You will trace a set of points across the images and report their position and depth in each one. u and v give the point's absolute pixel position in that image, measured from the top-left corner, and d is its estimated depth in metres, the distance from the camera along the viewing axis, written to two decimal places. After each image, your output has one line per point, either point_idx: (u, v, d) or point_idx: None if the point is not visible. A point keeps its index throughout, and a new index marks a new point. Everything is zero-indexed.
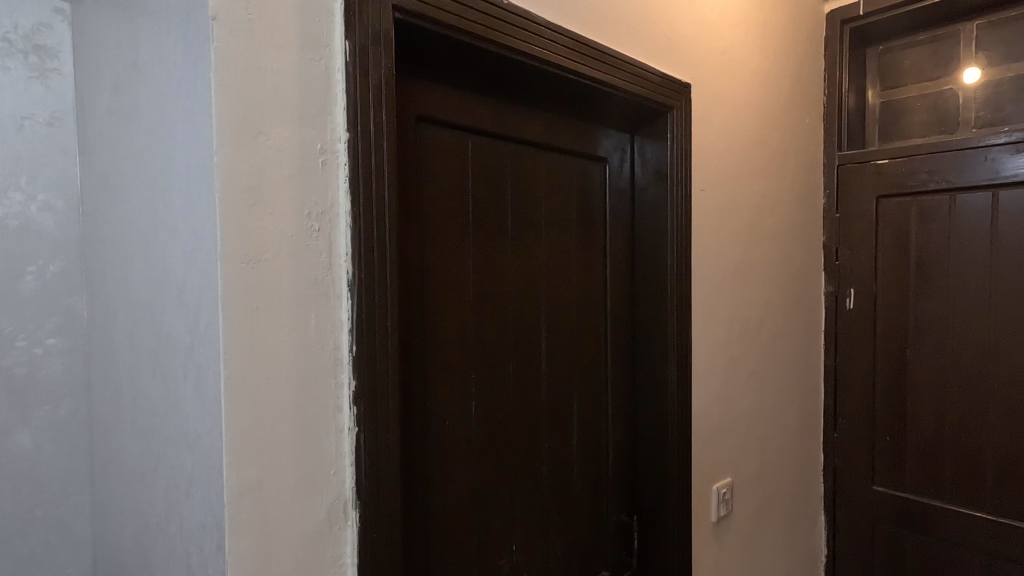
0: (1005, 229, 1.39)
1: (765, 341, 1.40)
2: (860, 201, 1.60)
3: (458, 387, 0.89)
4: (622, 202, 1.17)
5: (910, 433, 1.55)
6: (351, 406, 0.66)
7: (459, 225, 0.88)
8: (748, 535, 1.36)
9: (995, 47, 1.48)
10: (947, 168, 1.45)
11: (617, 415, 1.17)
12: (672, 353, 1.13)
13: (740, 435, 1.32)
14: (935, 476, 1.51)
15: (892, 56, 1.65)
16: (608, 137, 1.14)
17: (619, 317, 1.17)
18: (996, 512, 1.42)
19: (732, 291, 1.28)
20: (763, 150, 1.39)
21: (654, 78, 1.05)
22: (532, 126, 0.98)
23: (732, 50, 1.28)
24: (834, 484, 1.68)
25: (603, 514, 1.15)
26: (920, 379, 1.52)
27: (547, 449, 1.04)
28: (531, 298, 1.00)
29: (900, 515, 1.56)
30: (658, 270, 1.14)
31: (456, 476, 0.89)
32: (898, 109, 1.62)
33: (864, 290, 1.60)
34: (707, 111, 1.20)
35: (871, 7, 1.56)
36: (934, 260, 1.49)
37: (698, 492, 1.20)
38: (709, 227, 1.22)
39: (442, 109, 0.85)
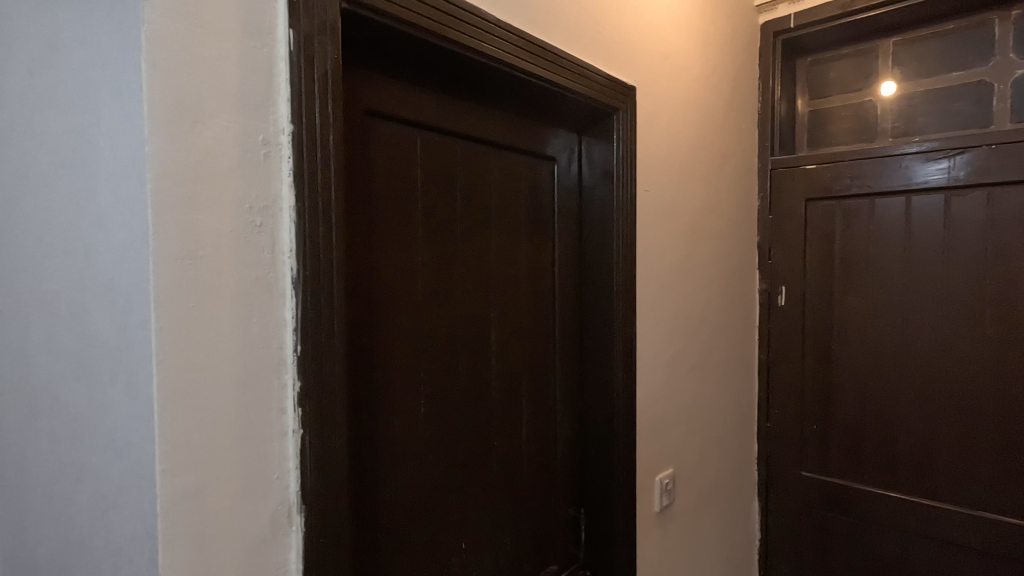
0: (919, 231, 1.51)
1: (705, 336, 1.46)
2: (791, 203, 1.69)
3: (406, 386, 0.88)
4: (570, 201, 1.19)
5: (835, 421, 1.65)
6: (296, 407, 0.64)
7: (408, 223, 0.87)
8: (689, 523, 1.42)
9: (908, 64, 1.61)
10: (867, 173, 1.56)
11: (565, 411, 1.19)
12: (618, 348, 1.16)
13: (683, 426, 1.37)
14: (857, 461, 1.62)
15: (819, 68, 1.75)
16: (556, 136, 1.15)
17: (567, 314, 1.19)
18: (909, 492, 1.55)
19: (675, 289, 1.33)
20: (704, 153, 1.45)
21: (601, 80, 1.08)
22: (481, 123, 0.98)
23: (674, 56, 1.33)
24: (767, 472, 1.76)
25: (552, 509, 1.17)
26: (845, 370, 1.63)
27: (496, 447, 1.04)
28: (481, 293, 1.00)
29: (826, 498, 1.67)
30: (605, 269, 1.17)
31: (404, 476, 0.88)
32: (823, 118, 1.73)
33: (794, 288, 1.69)
34: (651, 114, 1.24)
35: (801, 20, 1.65)
36: (856, 260, 1.60)
37: (643, 483, 1.24)
38: (654, 226, 1.26)
39: (390, 103, 0.83)
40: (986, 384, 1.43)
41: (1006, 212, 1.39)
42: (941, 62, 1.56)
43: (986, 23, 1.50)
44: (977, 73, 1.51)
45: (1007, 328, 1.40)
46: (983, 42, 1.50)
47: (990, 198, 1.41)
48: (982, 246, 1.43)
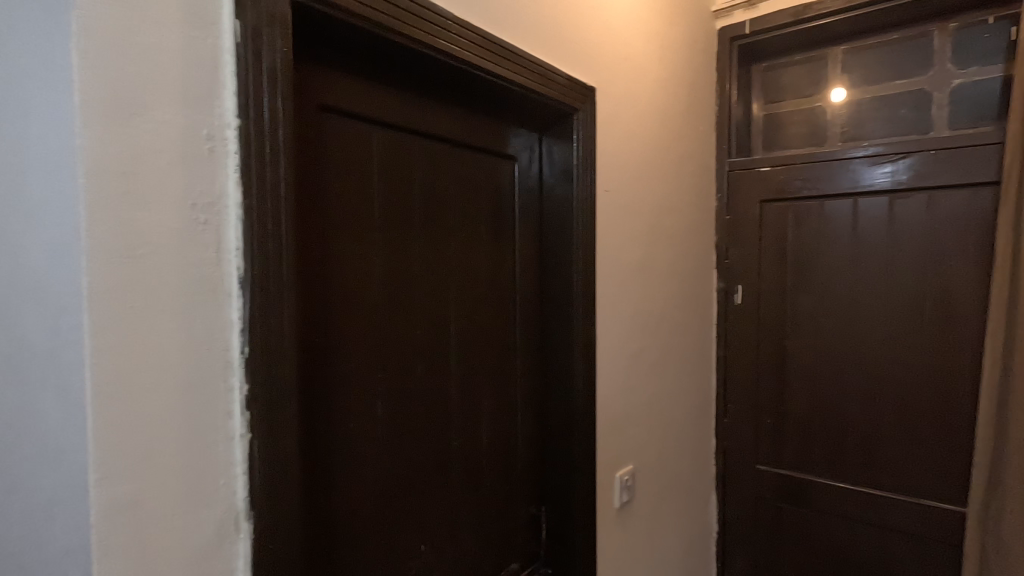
0: (865, 232, 1.58)
1: (664, 334, 1.49)
2: (746, 204, 1.74)
3: (362, 388, 0.87)
4: (530, 200, 1.19)
5: (788, 416, 1.71)
6: (243, 411, 0.62)
7: (364, 221, 0.86)
8: (649, 519, 1.44)
9: (856, 71, 1.67)
10: (818, 176, 1.62)
11: (525, 410, 1.19)
12: (578, 347, 1.17)
13: (642, 423, 1.40)
14: (808, 454, 1.68)
15: (773, 73, 1.81)
16: (516, 135, 1.15)
17: (528, 313, 1.19)
18: (857, 482, 1.61)
19: (634, 289, 1.35)
20: (662, 155, 1.47)
21: (560, 81, 1.08)
22: (440, 121, 0.97)
23: (634, 57, 1.34)
24: (724, 466, 1.81)
25: (512, 509, 1.17)
26: (797, 366, 1.69)
27: (456, 448, 1.04)
28: (440, 293, 0.99)
29: (780, 490, 1.72)
30: (565, 268, 1.18)
31: (361, 478, 0.87)
32: (777, 122, 1.79)
33: (749, 286, 1.74)
34: (611, 115, 1.26)
35: (756, 27, 1.69)
36: (807, 260, 1.66)
37: (602, 481, 1.25)
38: (614, 226, 1.27)
39: (345, 99, 0.81)
40: (926, 378, 1.50)
41: (944, 214, 1.47)
42: (885, 70, 1.63)
43: (926, 35, 1.58)
44: (918, 81, 1.58)
45: (945, 325, 1.48)
46: (924, 53, 1.58)
47: (929, 201, 1.48)
48: (923, 247, 1.50)
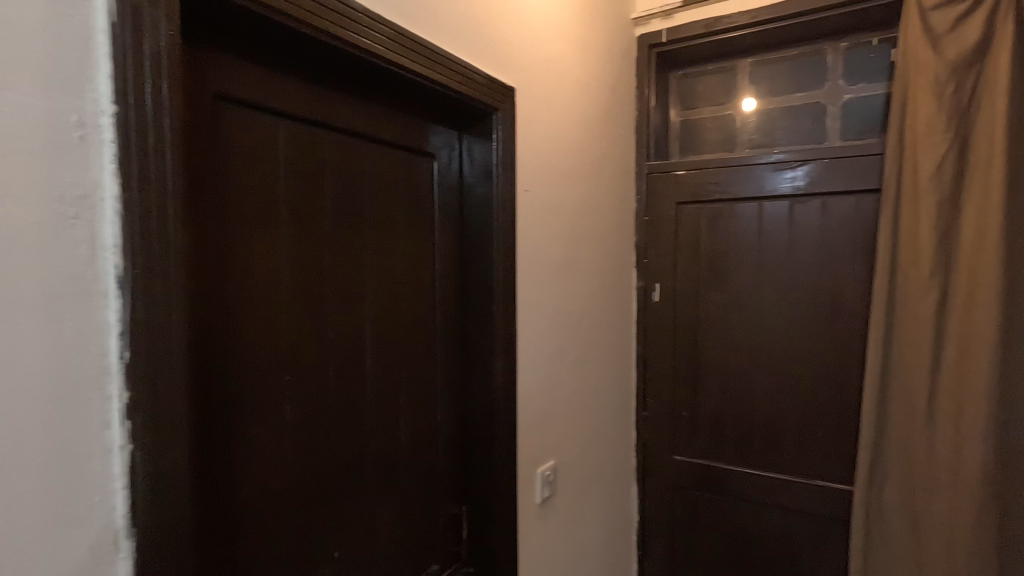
0: (769, 234, 1.68)
1: (585, 331, 1.52)
2: (664, 206, 1.81)
3: (267, 392, 0.83)
4: (451, 198, 1.18)
5: (702, 407, 1.80)
6: (124, 421, 0.57)
7: (268, 218, 0.82)
8: (570, 512, 1.47)
9: (762, 83, 1.79)
10: (728, 181, 1.71)
11: (446, 410, 1.18)
12: (499, 345, 1.17)
13: (564, 418, 1.43)
14: (719, 443, 1.78)
15: (688, 81, 1.90)
16: (436, 132, 1.14)
17: (448, 312, 1.19)
18: (762, 468, 1.72)
19: (555, 288, 1.37)
20: (583, 156, 1.51)
21: (479, 80, 1.08)
22: (354, 115, 0.95)
23: (555, 59, 1.37)
24: (644, 457, 1.88)
25: (433, 510, 1.16)
26: (710, 360, 1.78)
27: (372, 452, 1.01)
28: (355, 292, 0.97)
29: (694, 478, 1.81)
30: (485, 268, 1.18)
31: (266, 486, 0.83)
32: (692, 128, 1.87)
33: (666, 285, 1.82)
34: (532, 115, 1.27)
35: (672, 36, 1.77)
36: (718, 259, 1.75)
37: (524, 477, 1.27)
38: (535, 225, 1.29)
39: (247, 88, 0.78)
40: (821, 369, 1.63)
41: (836, 218, 1.60)
42: (788, 83, 1.75)
43: (822, 51, 1.70)
44: (815, 95, 1.71)
45: (837, 320, 1.60)
46: (820, 68, 1.71)
47: (824, 206, 1.61)
48: (818, 248, 1.62)
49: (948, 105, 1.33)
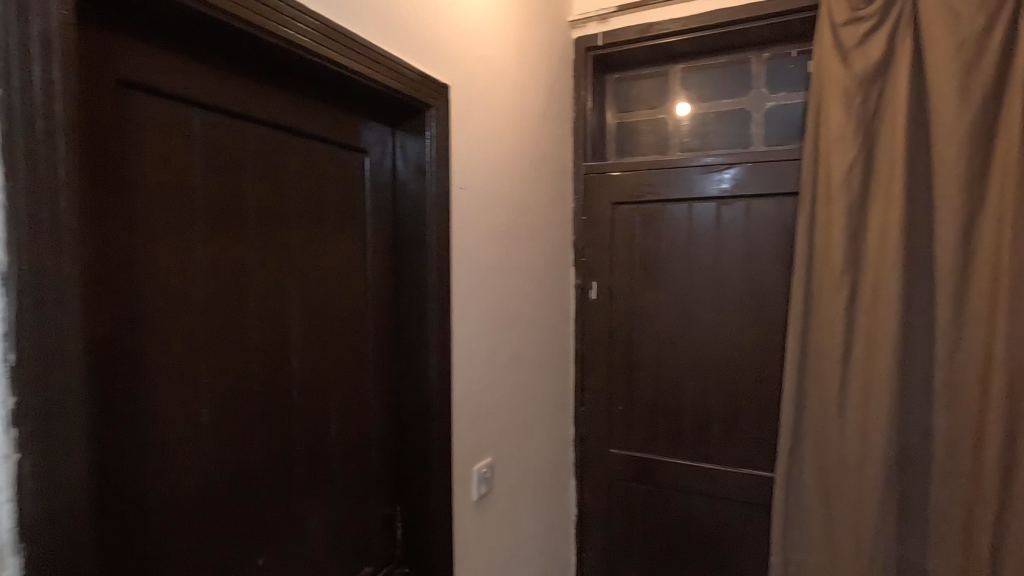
0: (698, 234, 1.75)
1: (522, 328, 1.54)
2: (600, 206, 1.86)
3: (182, 395, 0.79)
4: (384, 195, 1.17)
5: (636, 402, 1.86)
6: (9, 426, 0.53)
7: (181, 213, 0.78)
8: (508, 508, 1.49)
9: (692, 89, 1.86)
10: (660, 182, 1.78)
11: (380, 409, 1.17)
12: (433, 343, 1.17)
13: (501, 415, 1.44)
14: (653, 436, 1.84)
15: (624, 85, 1.95)
16: (368, 127, 1.12)
17: (381, 310, 1.17)
18: (692, 458, 1.79)
19: (491, 286, 1.38)
20: (521, 155, 1.52)
21: (411, 76, 1.07)
22: (279, 108, 0.92)
23: (492, 58, 1.37)
24: (582, 452, 1.93)
25: (365, 512, 1.14)
26: (644, 355, 1.84)
27: (300, 454, 0.99)
28: (281, 290, 0.94)
29: (630, 471, 1.87)
30: (419, 265, 1.17)
31: (181, 492, 0.80)
32: (627, 130, 1.93)
33: (602, 283, 1.87)
34: (468, 113, 1.27)
35: (607, 40, 1.81)
36: (652, 258, 1.81)
37: (459, 475, 1.27)
38: (470, 223, 1.29)
39: (158, 75, 0.74)
40: (746, 363, 1.71)
41: (759, 219, 1.68)
42: (716, 90, 1.83)
43: (747, 61, 1.79)
44: (741, 101, 1.79)
45: (761, 316, 1.69)
46: (745, 76, 1.79)
47: (748, 208, 1.69)
48: (743, 248, 1.71)
49: (857, 115, 1.43)
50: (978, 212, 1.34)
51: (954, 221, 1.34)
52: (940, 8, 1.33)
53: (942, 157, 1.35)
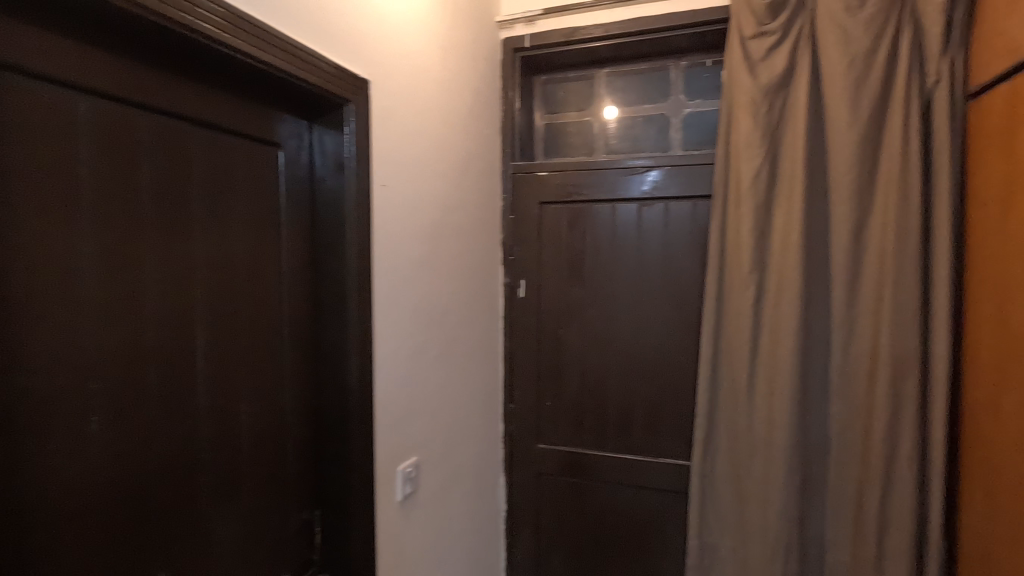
0: (621, 233, 1.82)
1: (449, 326, 1.54)
2: (527, 206, 1.89)
3: (67, 403, 0.74)
4: (301, 191, 1.13)
5: (564, 397, 1.91)
6: None
7: (65, 207, 0.73)
8: (434, 507, 1.48)
9: (616, 93, 1.92)
10: (586, 183, 1.83)
11: (297, 412, 1.14)
12: (353, 343, 1.15)
13: (427, 414, 1.43)
14: (579, 430, 1.90)
15: (551, 86, 2.00)
16: (283, 121, 1.08)
17: (298, 309, 1.14)
18: (617, 450, 1.86)
19: (416, 284, 1.37)
20: (447, 153, 1.52)
21: (327, 69, 1.04)
22: (180, 98, 0.87)
23: (416, 54, 1.35)
24: (511, 448, 1.97)
25: (281, 517, 1.11)
26: (570, 352, 1.88)
27: (208, 460, 0.95)
28: (184, 289, 0.89)
29: (558, 465, 1.92)
30: (339, 263, 1.14)
31: (70, 506, 0.75)
32: (555, 131, 1.99)
33: (530, 281, 1.90)
34: (390, 109, 1.25)
35: (534, 42, 1.84)
36: (578, 257, 1.86)
37: (382, 476, 1.25)
38: (393, 220, 1.27)
39: (36, 58, 0.69)
40: (666, 357, 1.79)
41: (677, 220, 1.76)
42: (638, 95, 1.90)
43: (666, 68, 1.87)
44: (660, 107, 1.87)
45: (679, 313, 1.77)
46: (665, 83, 1.87)
47: (667, 209, 1.77)
48: (663, 247, 1.78)
49: (763, 123, 1.53)
50: (867, 214, 1.46)
51: (846, 223, 1.46)
52: (833, 26, 1.44)
53: (836, 164, 1.46)
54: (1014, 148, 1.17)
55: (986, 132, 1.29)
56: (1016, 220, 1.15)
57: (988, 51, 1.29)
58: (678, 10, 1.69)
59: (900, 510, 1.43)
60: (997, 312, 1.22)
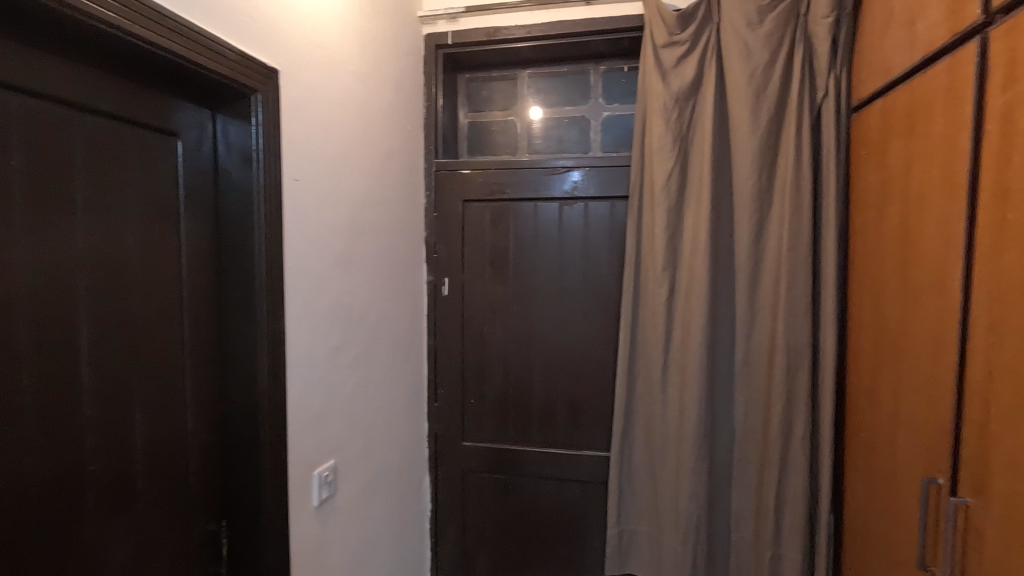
0: (544, 232, 1.85)
1: (369, 324, 1.52)
2: (451, 203, 1.89)
3: None
4: (203, 185, 1.07)
5: (488, 394, 1.92)
6: None
7: None
8: (354, 511, 1.45)
9: (539, 94, 1.96)
10: (508, 182, 1.85)
11: (200, 418, 1.08)
12: (262, 344, 1.10)
13: (346, 416, 1.40)
14: (503, 426, 1.92)
15: (475, 85, 2.01)
16: (183, 109, 1.02)
17: (201, 309, 1.08)
18: (540, 444, 1.89)
19: (332, 283, 1.33)
20: (367, 148, 1.49)
21: (231, 57, 0.99)
22: (59, 80, 0.80)
23: (331, 45, 1.31)
24: (435, 447, 1.96)
25: (181, 530, 1.05)
26: (494, 349, 1.90)
27: (95, 473, 0.88)
28: (65, 288, 0.82)
29: (483, 462, 1.93)
30: (246, 260, 1.09)
31: None
32: (478, 130, 2.00)
33: (453, 279, 1.90)
34: (303, 101, 1.20)
35: (457, 40, 1.84)
36: (502, 255, 1.88)
37: (297, 481, 1.21)
38: (308, 216, 1.23)
39: None
40: (586, 353, 1.85)
41: (596, 220, 1.82)
42: (560, 97, 1.94)
43: (586, 72, 1.92)
44: (581, 109, 1.92)
45: (599, 309, 1.83)
46: (585, 86, 1.92)
47: (586, 209, 1.82)
48: (583, 246, 1.83)
49: (674, 128, 1.61)
50: (766, 216, 1.57)
51: (748, 224, 1.56)
52: (736, 39, 1.54)
53: (739, 169, 1.56)
54: (887, 157, 1.29)
55: (865, 142, 1.41)
56: (888, 223, 1.28)
57: (866, 70, 1.42)
58: (596, 16, 1.74)
59: (795, 490, 1.55)
60: (873, 306, 1.35)
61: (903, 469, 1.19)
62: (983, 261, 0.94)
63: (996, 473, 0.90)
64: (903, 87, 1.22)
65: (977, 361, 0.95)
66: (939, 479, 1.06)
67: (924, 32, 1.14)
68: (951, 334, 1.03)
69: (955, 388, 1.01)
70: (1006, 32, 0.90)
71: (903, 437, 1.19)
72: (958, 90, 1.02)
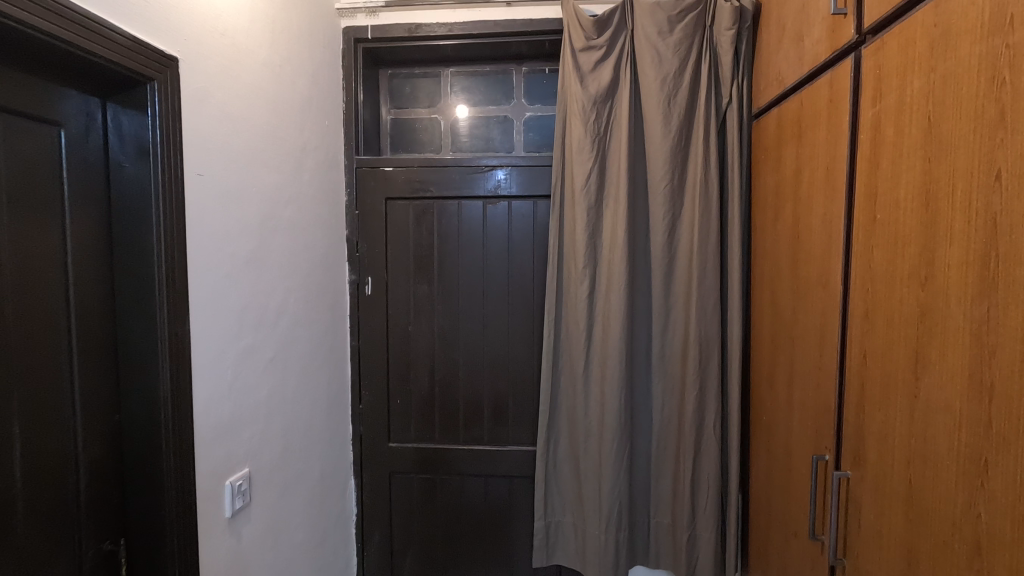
0: (467, 231, 1.86)
1: (285, 326, 1.46)
2: (372, 201, 1.86)
3: None
4: (93, 180, 0.99)
5: (413, 393, 1.91)
6: None
7: None
8: (271, 521, 1.39)
9: (462, 93, 1.96)
10: (432, 180, 1.84)
11: (92, 431, 1.00)
12: (164, 350, 1.03)
13: (261, 421, 1.34)
14: (429, 425, 1.91)
15: (397, 81, 1.99)
16: (67, 98, 0.94)
17: (92, 314, 1.00)
18: (467, 442, 1.90)
19: (242, 284, 1.27)
20: (280, 143, 1.44)
21: (122, 42, 0.92)
22: None
23: (238, 34, 1.25)
24: (360, 449, 1.93)
25: (72, 552, 0.98)
26: (419, 348, 1.89)
27: None
28: None
29: (411, 462, 1.91)
30: (143, 261, 1.02)
31: None
32: (401, 127, 1.99)
33: (377, 278, 1.88)
34: (207, 92, 1.14)
35: (376, 35, 1.81)
36: (426, 253, 1.87)
37: (207, 492, 1.14)
38: (215, 213, 1.16)
39: None
40: (512, 350, 1.87)
41: (520, 218, 1.85)
42: (482, 96, 1.95)
43: (508, 72, 1.95)
44: (504, 109, 1.94)
45: (523, 306, 1.86)
46: (507, 86, 1.95)
47: (510, 208, 1.85)
48: (506, 244, 1.86)
49: (593, 129, 1.66)
50: (678, 216, 1.65)
51: (662, 223, 1.64)
52: (648, 47, 1.61)
53: (652, 170, 1.64)
54: (781, 162, 1.40)
55: (764, 147, 1.52)
56: (782, 222, 1.39)
57: (764, 80, 1.52)
58: (516, 18, 1.77)
59: (707, 472, 1.65)
60: (772, 300, 1.46)
61: (797, 449, 1.29)
62: (859, 257, 1.04)
63: (870, 447, 1.00)
64: (794, 97, 1.33)
65: (855, 347, 1.05)
66: (826, 455, 1.16)
67: (810, 47, 1.24)
68: (834, 325, 1.13)
69: (839, 373, 1.12)
70: (875, 51, 0.99)
71: (797, 420, 1.29)
72: (837, 103, 1.12)
